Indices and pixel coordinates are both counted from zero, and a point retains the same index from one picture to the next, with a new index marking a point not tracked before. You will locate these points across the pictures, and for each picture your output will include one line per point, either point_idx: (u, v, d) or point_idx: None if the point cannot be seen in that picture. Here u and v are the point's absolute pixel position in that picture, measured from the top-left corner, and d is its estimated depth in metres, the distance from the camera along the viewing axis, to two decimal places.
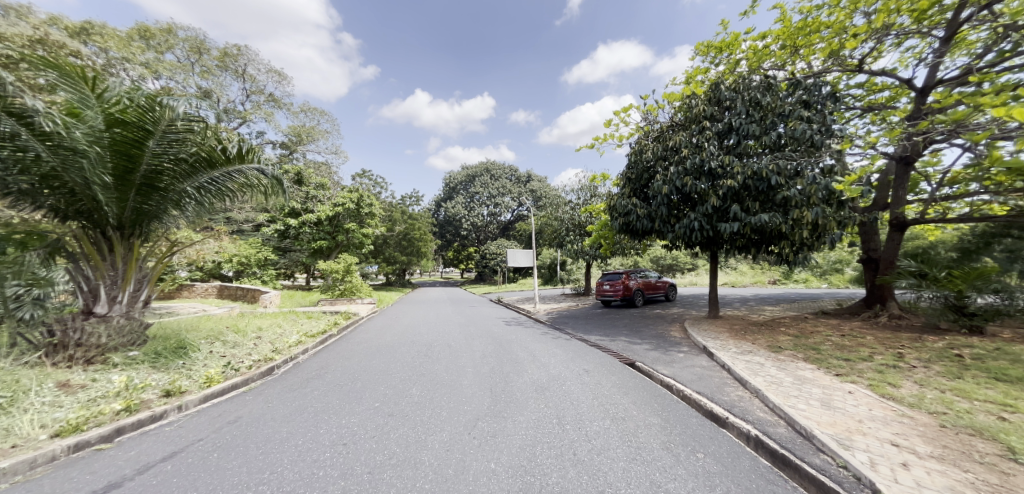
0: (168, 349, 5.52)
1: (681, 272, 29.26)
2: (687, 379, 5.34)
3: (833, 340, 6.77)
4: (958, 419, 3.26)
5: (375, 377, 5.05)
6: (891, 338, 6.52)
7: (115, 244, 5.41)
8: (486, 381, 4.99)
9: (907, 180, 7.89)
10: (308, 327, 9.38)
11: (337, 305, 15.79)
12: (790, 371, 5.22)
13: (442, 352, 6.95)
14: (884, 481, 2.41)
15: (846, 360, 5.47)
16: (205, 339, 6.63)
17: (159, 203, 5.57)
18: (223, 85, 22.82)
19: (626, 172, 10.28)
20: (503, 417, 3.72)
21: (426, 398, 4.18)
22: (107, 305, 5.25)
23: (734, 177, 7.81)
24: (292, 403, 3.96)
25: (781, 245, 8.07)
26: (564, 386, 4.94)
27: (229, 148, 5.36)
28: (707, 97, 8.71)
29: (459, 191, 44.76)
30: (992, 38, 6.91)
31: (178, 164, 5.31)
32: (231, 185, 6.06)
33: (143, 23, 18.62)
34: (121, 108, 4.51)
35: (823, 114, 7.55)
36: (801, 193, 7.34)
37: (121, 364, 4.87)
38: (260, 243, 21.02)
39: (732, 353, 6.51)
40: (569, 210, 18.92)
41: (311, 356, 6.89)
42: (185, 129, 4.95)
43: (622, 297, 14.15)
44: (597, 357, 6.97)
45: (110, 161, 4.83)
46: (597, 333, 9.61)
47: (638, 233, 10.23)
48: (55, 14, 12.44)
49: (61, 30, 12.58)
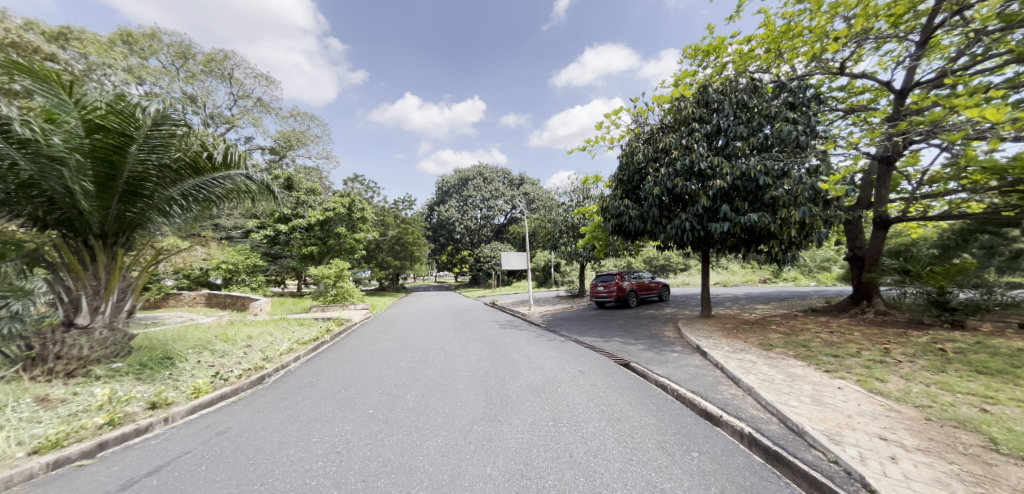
0: (153, 360, 5.40)
1: (674, 272, 29.60)
2: (681, 379, 5.39)
3: (822, 337, 6.87)
4: (943, 412, 3.33)
5: (368, 383, 5.01)
6: (878, 333, 6.66)
7: (97, 253, 5.25)
8: (481, 385, 4.98)
9: (888, 179, 8.10)
10: (299, 334, 9.25)
11: (329, 311, 15.63)
12: (781, 368, 5.29)
13: (437, 356, 6.91)
14: (873, 475, 2.46)
15: (834, 356, 5.58)
16: (192, 349, 6.50)
17: (144, 211, 5.46)
18: (209, 90, 22.56)
19: (617, 174, 10.42)
20: (499, 420, 3.71)
21: (421, 404, 4.15)
22: (89, 316, 5.08)
23: (723, 178, 7.93)
24: (285, 411, 3.91)
25: (771, 244, 8.20)
26: (560, 388, 4.96)
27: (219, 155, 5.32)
28: (695, 99, 8.84)
29: (451, 194, 44.49)
30: (964, 42, 7.12)
31: (163, 170, 5.22)
32: (218, 192, 5.96)
33: (125, 28, 18.39)
34: (100, 114, 4.41)
35: (807, 117, 7.70)
36: (788, 193, 7.48)
37: (104, 376, 4.73)
38: (249, 249, 20.75)
39: (725, 352, 6.58)
40: (562, 212, 19.00)
41: (303, 364, 6.81)
42: (170, 134, 4.88)
43: (615, 298, 14.22)
44: (592, 358, 7.01)
45: (90, 168, 4.71)
46: (592, 334, 9.65)
47: (631, 234, 10.38)
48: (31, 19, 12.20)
49: (37, 35, 12.38)
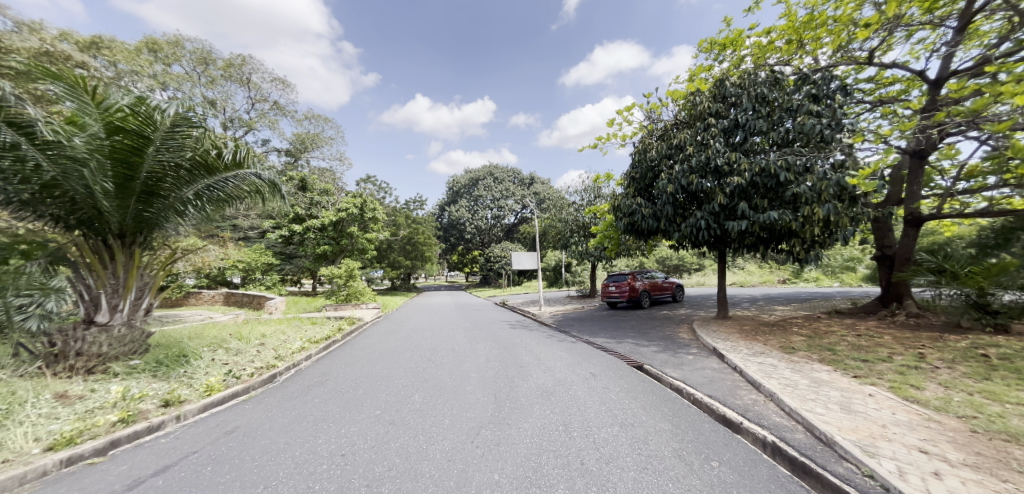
0: (169, 358, 5.43)
1: (688, 272, 29.08)
2: (698, 383, 5.21)
3: (849, 340, 6.56)
4: (990, 424, 3.08)
5: (377, 383, 4.97)
6: (910, 337, 6.31)
7: (116, 252, 5.25)
8: (490, 387, 4.87)
9: (921, 174, 7.69)
10: (311, 333, 9.34)
11: (341, 310, 15.80)
12: (805, 373, 5.04)
13: (446, 356, 6.85)
14: (916, 492, 2.26)
15: (863, 361, 5.29)
16: (207, 347, 6.55)
17: (161, 211, 5.51)
18: (229, 95, 23.14)
19: (630, 172, 10.26)
20: (508, 424, 3.60)
21: (429, 405, 4.09)
22: (109, 314, 5.08)
23: (741, 174, 7.66)
24: (294, 410, 3.90)
25: (792, 244, 7.85)
26: (571, 390, 4.82)
27: (229, 154, 5.32)
28: (712, 93, 8.56)
29: (462, 194, 44.59)
30: (1007, 27, 6.69)
31: (178, 171, 5.26)
32: (229, 192, 6.01)
33: (150, 36, 19.05)
34: (121, 116, 4.50)
35: (833, 109, 7.32)
36: (811, 189, 7.13)
37: (123, 373, 4.73)
38: (264, 249, 21.21)
39: (744, 355, 6.35)
40: (573, 211, 18.80)
41: (313, 363, 6.87)
42: (185, 136, 4.95)
43: (628, 298, 13.96)
44: (605, 360, 6.85)
45: (109, 169, 4.78)
46: (604, 335, 9.47)
47: (643, 233, 10.20)
48: (65, 29, 12.72)
49: (71, 45, 12.86)
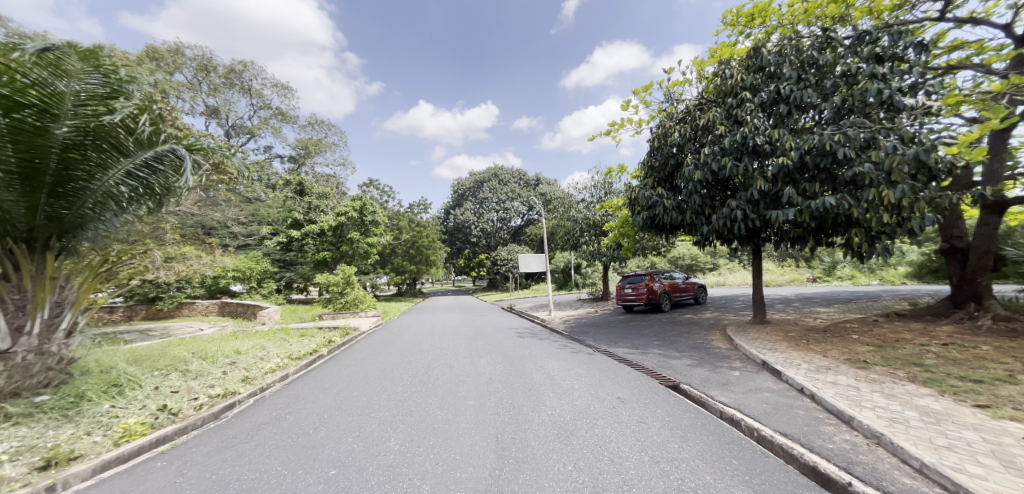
0: (96, 389, 4.29)
1: (703, 272, 27.76)
2: (759, 412, 4.06)
3: (936, 352, 5.42)
4: None
5: (347, 420, 3.89)
6: (1019, 349, 5.15)
7: (21, 261, 4.31)
8: (491, 424, 3.74)
9: (1003, 151, 6.81)
10: (295, 347, 8.33)
11: (338, 319, 14.88)
12: (904, 400, 3.90)
13: (441, 377, 5.77)
14: None
15: (976, 383, 4.16)
16: (157, 371, 5.50)
17: (85, 210, 4.46)
18: (231, 102, 22.62)
19: (648, 161, 9.20)
20: (513, 491, 2.50)
21: (406, 457, 3.00)
22: (10, 340, 4.15)
23: (787, 153, 6.51)
24: (221, 471, 2.80)
25: (852, 235, 6.60)
26: (596, 426, 3.71)
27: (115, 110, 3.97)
28: (746, 65, 7.49)
29: (466, 197, 43.63)
30: None
31: (90, 153, 4.13)
32: (161, 182, 4.82)
33: (152, 45, 18.62)
34: (18, 87, 3.49)
35: (902, 73, 6.06)
36: (877, 169, 5.87)
37: (16, 416, 3.51)
38: (261, 257, 20.37)
39: (805, 371, 5.19)
40: (583, 209, 17.68)
41: (286, 385, 5.82)
42: (95, 114, 3.96)
43: (646, 301, 12.73)
44: (631, 378, 5.71)
45: (9, 153, 3.72)
46: (624, 344, 8.31)
47: (666, 228, 9.07)
48: None
49: None
